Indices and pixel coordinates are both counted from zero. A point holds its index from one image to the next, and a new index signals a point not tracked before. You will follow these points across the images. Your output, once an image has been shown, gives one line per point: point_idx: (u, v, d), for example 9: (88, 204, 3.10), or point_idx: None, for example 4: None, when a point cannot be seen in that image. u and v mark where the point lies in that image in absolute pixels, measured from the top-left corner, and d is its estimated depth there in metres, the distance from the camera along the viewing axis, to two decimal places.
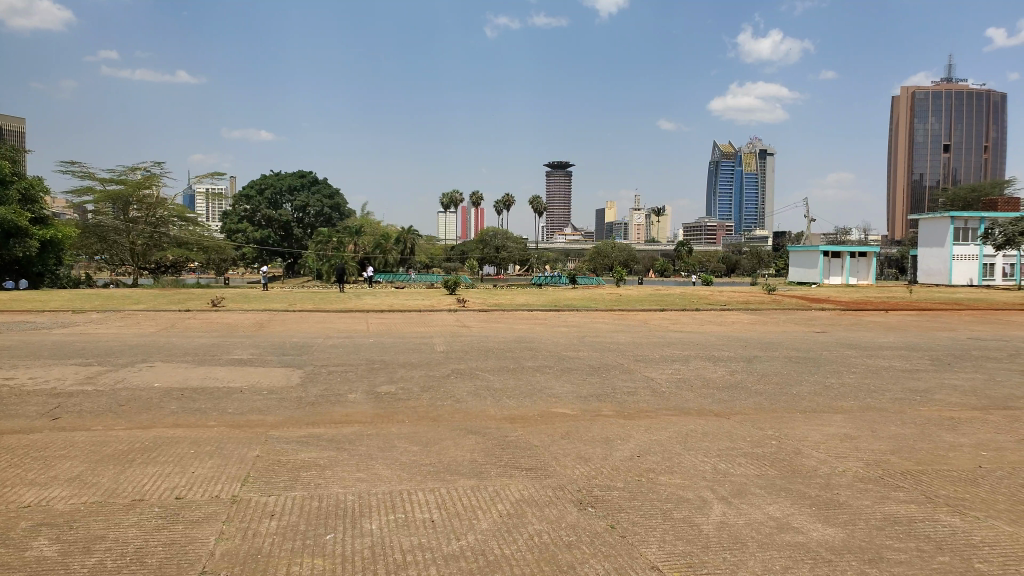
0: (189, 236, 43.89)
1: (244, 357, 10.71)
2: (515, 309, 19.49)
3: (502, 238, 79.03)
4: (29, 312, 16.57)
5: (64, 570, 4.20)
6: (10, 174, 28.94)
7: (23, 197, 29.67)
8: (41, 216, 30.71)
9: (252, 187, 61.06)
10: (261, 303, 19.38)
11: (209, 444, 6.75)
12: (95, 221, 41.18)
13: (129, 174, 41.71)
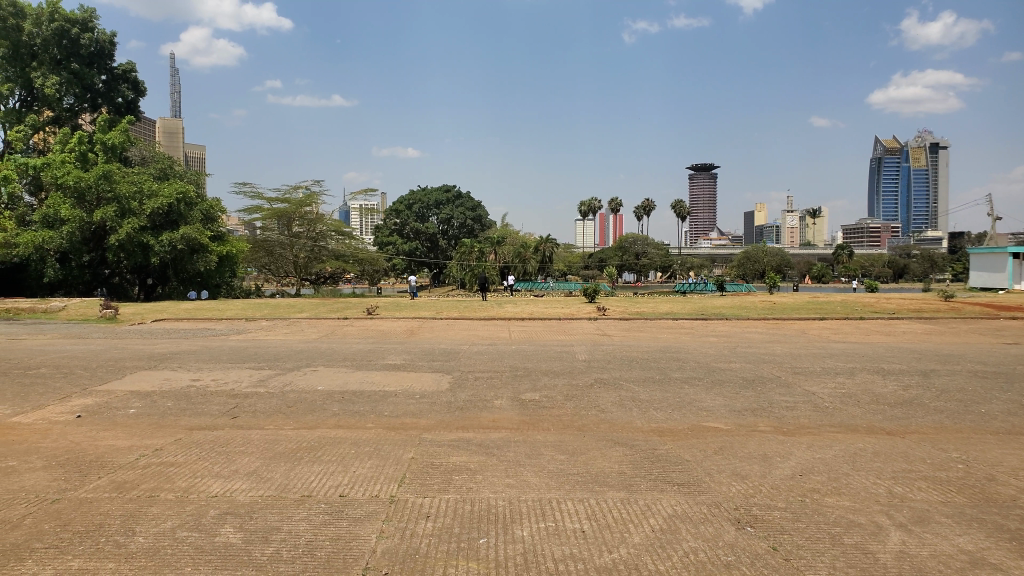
0: (345, 249, 46.61)
1: (397, 362, 11.12)
2: (660, 318, 19.12)
3: (643, 244, 78.22)
4: (210, 319, 18.11)
5: (246, 557, 4.74)
6: (195, 196, 31.73)
7: (205, 217, 32.41)
8: (221, 234, 33.38)
9: (401, 202, 64.09)
10: (411, 311, 20.14)
11: (368, 445, 7.05)
12: (263, 235, 44.33)
13: (293, 193, 44.45)
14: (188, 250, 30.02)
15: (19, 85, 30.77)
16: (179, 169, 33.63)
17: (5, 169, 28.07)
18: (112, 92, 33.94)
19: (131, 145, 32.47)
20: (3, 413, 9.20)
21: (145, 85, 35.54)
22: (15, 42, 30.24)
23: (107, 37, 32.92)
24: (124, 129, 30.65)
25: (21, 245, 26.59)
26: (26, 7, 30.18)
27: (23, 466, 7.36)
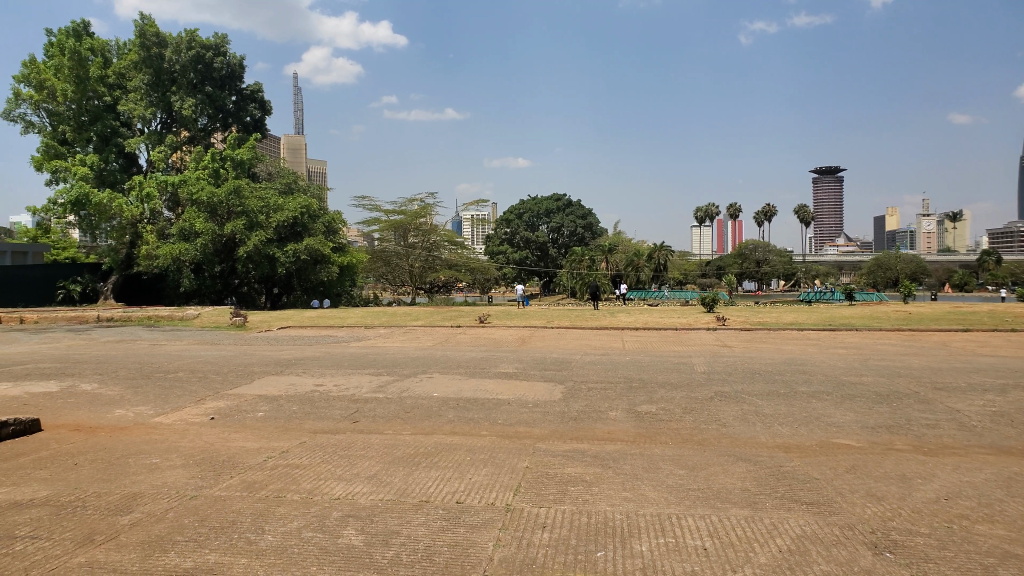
0: (458, 258, 47.50)
1: (510, 370, 11.19)
2: (782, 328, 18.42)
3: (764, 251, 74.28)
4: (332, 326, 18.94)
5: (368, 559, 4.87)
6: (318, 209, 33.27)
7: (327, 229, 33.91)
8: (340, 244, 34.87)
9: (512, 212, 64.84)
10: (523, 320, 20.31)
11: (484, 452, 7.12)
12: (380, 246, 45.96)
13: (408, 205, 45.88)
14: (311, 261, 31.48)
15: (160, 108, 33.18)
16: (302, 183, 35.36)
17: (147, 187, 30.24)
18: (241, 112, 36.09)
19: (259, 162, 34.39)
20: (146, 413, 9.93)
21: (270, 104, 37.52)
22: (158, 68, 32.75)
23: (237, 60, 35.03)
24: (252, 146, 32.53)
25: (161, 257, 28.66)
26: (167, 35, 32.62)
27: (165, 463, 7.91)
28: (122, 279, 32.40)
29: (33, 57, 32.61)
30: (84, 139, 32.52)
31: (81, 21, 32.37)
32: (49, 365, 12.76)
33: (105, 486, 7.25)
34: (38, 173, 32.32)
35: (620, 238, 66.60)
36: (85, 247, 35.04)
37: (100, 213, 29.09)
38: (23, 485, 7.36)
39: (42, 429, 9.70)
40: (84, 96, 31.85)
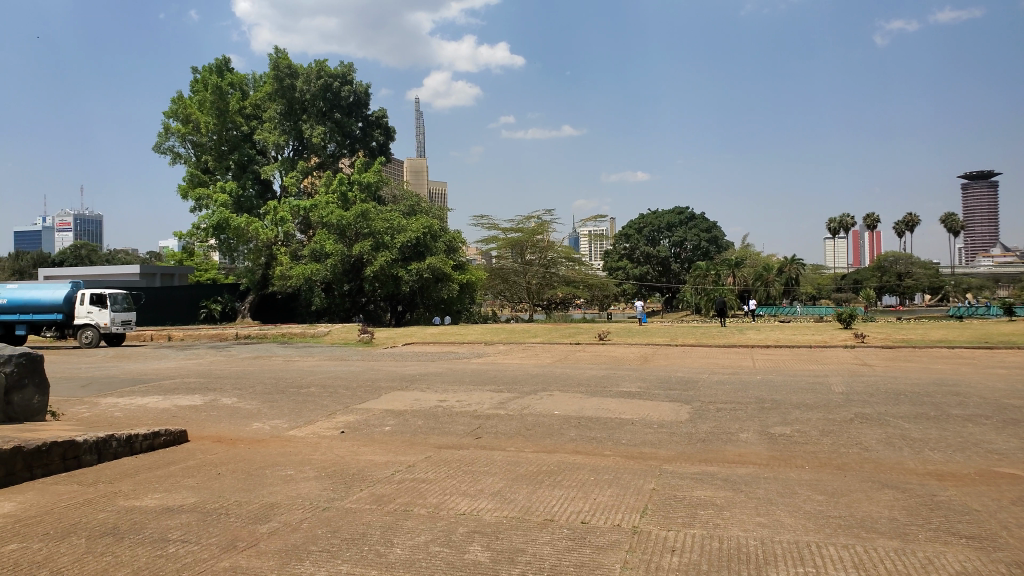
0: (575, 275, 47.46)
1: (632, 390, 10.98)
2: (929, 346, 17.20)
3: (904, 263, 70.37)
4: (453, 343, 19.32)
5: None
6: (439, 229, 33.98)
7: (448, 247, 34.57)
8: (461, 263, 35.47)
9: (632, 226, 64.38)
10: (645, 337, 19.99)
11: (608, 472, 7.03)
12: (498, 264, 46.62)
13: (525, 222, 46.22)
14: (433, 279, 32.21)
15: (292, 136, 35.12)
16: (424, 205, 36.34)
17: (282, 211, 32.07)
18: (367, 137, 37.51)
19: (384, 185, 35.69)
20: (282, 427, 10.44)
21: (394, 129, 38.81)
22: (290, 98, 34.75)
23: (363, 88, 36.41)
24: (377, 170, 33.80)
25: (295, 277, 30.40)
26: (298, 67, 34.59)
27: (299, 475, 8.28)
28: (258, 298, 34.67)
29: (180, 93, 35.41)
30: (224, 167, 34.88)
31: (222, 58, 34.86)
32: (193, 380, 13.66)
33: (246, 495, 7.67)
34: (185, 200, 35.00)
35: (746, 252, 64.41)
36: (225, 268, 37.63)
37: (238, 236, 31.17)
38: (173, 491, 7.90)
39: (188, 440, 10.42)
40: (225, 127, 34.22)
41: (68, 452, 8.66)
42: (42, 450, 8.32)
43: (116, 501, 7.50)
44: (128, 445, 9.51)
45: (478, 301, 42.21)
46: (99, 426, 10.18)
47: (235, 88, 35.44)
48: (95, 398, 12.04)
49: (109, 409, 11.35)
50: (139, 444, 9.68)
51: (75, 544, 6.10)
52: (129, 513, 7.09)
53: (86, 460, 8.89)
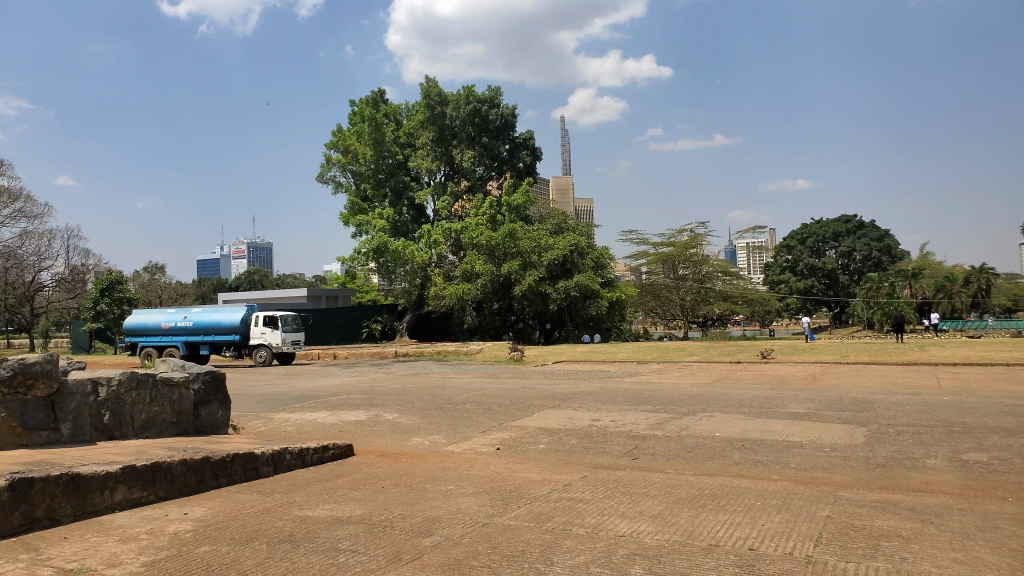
0: (734, 289, 45.55)
1: (800, 411, 10.42)
2: None
3: None
4: (607, 361, 19.17)
5: None
6: (587, 246, 33.67)
7: (595, 265, 34.15)
8: (610, 279, 35.04)
9: (794, 237, 61.61)
10: (811, 355, 18.96)
11: (776, 498, 6.69)
12: (649, 280, 46.04)
13: (677, 236, 45.38)
14: (581, 296, 32.15)
15: (443, 161, 36.59)
16: (571, 223, 36.42)
17: (434, 234, 33.42)
18: (514, 159, 38.11)
19: (531, 205, 36.21)
20: (440, 442, 10.75)
21: (540, 149, 39.21)
22: (441, 125, 36.21)
23: (510, 111, 37.12)
24: (525, 191, 34.34)
25: (447, 297, 31.75)
26: (448, 94, 35.98)
27: (458, 490, 8.47)
28: (415, 318, 36.13)
29: (340, 126, 37.86)
30: (381, 194, 36.87)
31: (378, 91, 37.06)
32: (357, 396, 14.37)
33: (409, 509, 7.93)
34: (346, 226, 37.19)
35: (925, 261, 59.66)
36: (383, 290, 39.63)
37: (396, 259, 32.72)
38: (342, 503, 8.31)
39: (354, 454, 10.96)
40: (381, 156, 36.30)
41: (249, 463, 9.34)
42: (226, 461, 9.04)
43: (292, 511, 7.98)
44: (300, 458, 10.13)
45: (628, 318, 41.75)
46: (274, 440, 10.92)
47: (389, 119, 37.51)
48: (271, 413, 12.94)
49: (283, 423, 12.16)
50: (310, 457, 10.28)
51: (257, 549, 6.55)
52: (304, 522, 7.52)
53: (264, 471, 9.56)
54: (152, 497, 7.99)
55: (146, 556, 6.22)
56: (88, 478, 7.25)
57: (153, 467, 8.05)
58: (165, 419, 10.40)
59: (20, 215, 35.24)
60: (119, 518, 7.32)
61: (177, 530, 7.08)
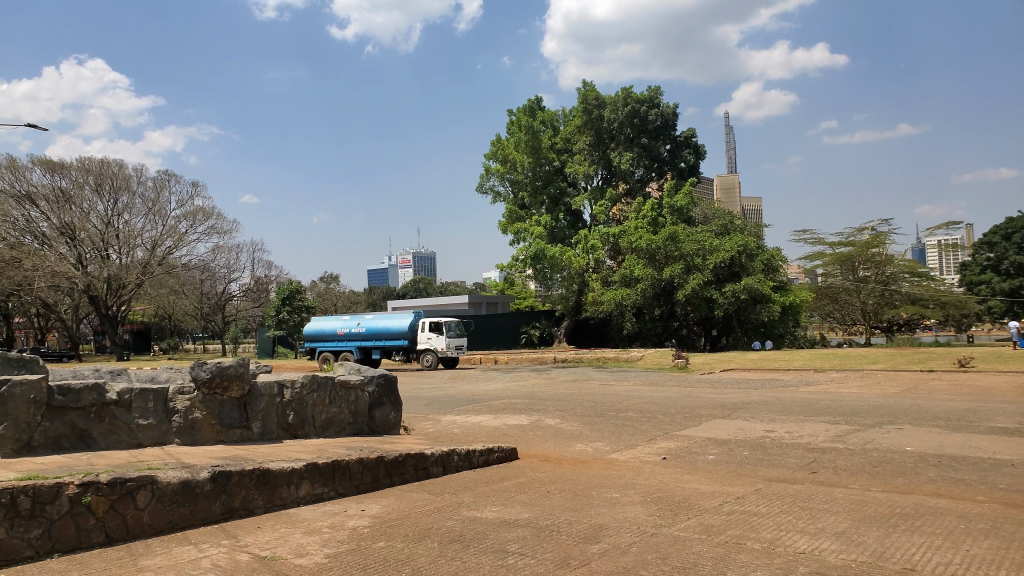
0: (922, 292, 41.01)
1: (1008, 426, 9.39)
2: None
3: None
4: (779, 370, 18.26)
5: None
6: (755, 246, 31.72)
7: (765, 267, 31.70)
8: (782, 283, 32.46)
9: (997, 232, 55.10)
10: (1020, 365, 17.02)
11: (983, 523, 6.06)
12: (826, 282, 43.88)
13: (857, 235, 43.10)
14: (750, 301, 30.56)
15: (601, 164, 36.53)
16: (737, 223, 34.92)
17: (592, 239, 33.45)
18: (676, 159, 37.31)
19: (694, 206, 35.23)
20: (604, 449, 10.69)
21: (704, 147, 38.05)
22: (598, 129, 36.19)
23: (670, 110, 36.42)
24: (688, 192, 33.43)
25: (605, 303, 31.83)
26: (605, 97, 35.99)
27: (625, 499, 8.36)
28: (573, 323, 36.20)
29: (499, 136, 38.91)
30: (538, 201, 37.69)
31: (534, 99, 37.78)
32: (519, 401, 14.59)
33: (575, 515, 7.92)
34: (505, 234, 38.08)
35: None
36: (541, 296, 40.23)
37: (553, 265, 33.25)
38: (509, 505, 8.45)
39: (518, 458, 11.11)
40: (539, 163, 36.98)
41: (419, 463, 9.72)
42: (399, 461, 9.45)
43: (461, 511, 8.21)
44: (467, 459, 10.41)
45: (802, 323, 39.58)
46: (443, 441, 11.31)
47: (547, 125, 38.03)
48: (438, 415, 13.44)
49: (449, 425, 12.57)
50: (477, 459, 10.54)
51: (430, 547, 6.78)
52: (473, 523, 7.71)
53: (434, 472, 9.91)
54: (332, 493, 8.49)
55: (330, 548, 6.61)
56: (277, 473, 7.82)
57: (333, 465, 8.56)
58: (343, 419, 11.04)
59: (212, 232, 38.88)
60: (304, 511, 7.84)
61: (356, 525, 7.47)
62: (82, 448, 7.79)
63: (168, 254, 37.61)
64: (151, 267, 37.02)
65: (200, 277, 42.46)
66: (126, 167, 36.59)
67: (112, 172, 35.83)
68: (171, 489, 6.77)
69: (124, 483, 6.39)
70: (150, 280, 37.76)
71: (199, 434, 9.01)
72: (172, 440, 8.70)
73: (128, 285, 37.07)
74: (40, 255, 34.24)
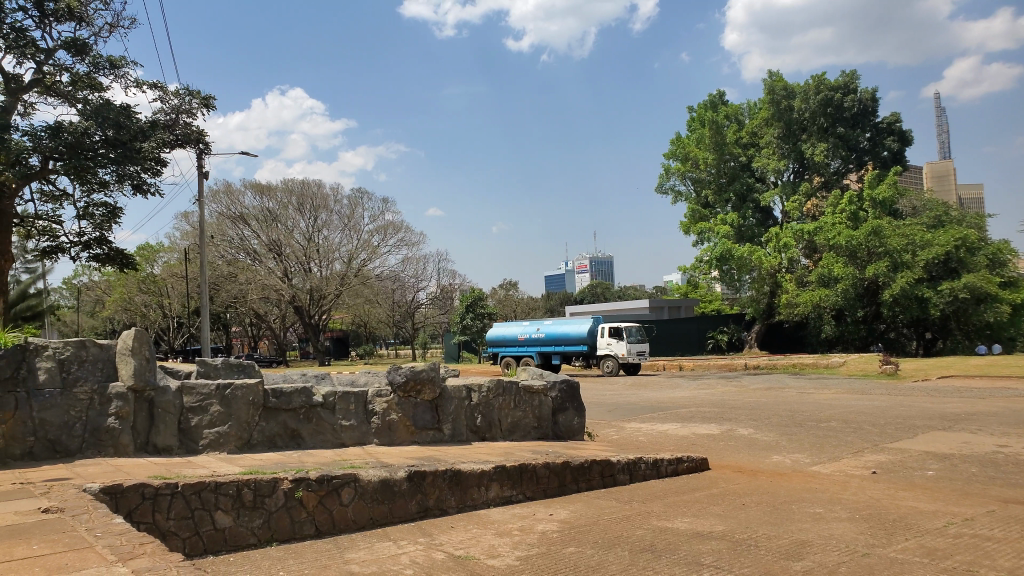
0: None
1: None
2: None
3: None
4: (1009, 377, 16.31)
5: None
6: (977, 240, 28.87)
7: (990, 262, 28.72)
8: (1013, 279, 29.07)
9: None
10: None
11: None
12: None
13: None
14: (972, 300, 27.57)
15: (792, 158, 34.72)
16: (953, 214, 31.65)
17: (784, 237, 31.88)
18: (878, 147, 34.66)
19: (901, 197, 32.63)
20: (804, 462, 10.05)
21: (910, 133, 35.00)
22: (788, 120, 34.41)
23: (869, 95, 34.02)
24: (893, 181, 30.90)
25: (801, 305, 30.49)
26: (795, 87, 34.22)
27: (830, 514, 7.78)
28: (765, 328, 34.68)
29: (679, 134, 38.23)
30: (724, 199, 36.37)
31: (717, 93, 36.90)
32: (708, 409, 14.09)
33: (774, 529, 7.46)
34: (687, 235, 37.15)
35: None
36: (728, 298, 38.86)
37: (742, 266, 32.18)
38: (701, 516, 8.12)
39: (709, 468, 10.68)
40: (723, 159, 35.83)
41: (605, 470, 9.61)
42: (586, 467, 9.40)
43: (651, 521, 8.01)
44: (655, 468, 10.17)
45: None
46: (629, 449, 11.12)
47: (731, 120, 36.85)
48: (623, 422, 13.27)
49: (634, 433, 12.37)
50: (665, 468, 10.26)
51: (622, 555, 6.66)
52: (664, 533, 7.48)
53: (621, 479, 9.76)
54: (520, 496, 8.61)
55: (521, 551, 6.67)
56: (468, 475, 8.02)
57: (522, 468, 8.66)
58: (528, 424, 11.18)
59: (402, 244, 41.11)
60: (494, 514, 7.99)
61: (545, 530, 7.49)
62: (293, 446, 8.43)
63: (363, 266, 40.13)
64: (348, 278, 39.53)
65: (391, 287, 45.06)
66: (325, 187, 39.66)
67: (313, 192, 39.00)
68: (372, 487, 7.13)
69: (331, 480, 6.83)
70: (347, 292, 40.23)
71: (396, 435, 9.46)
72: (371, 440, 9.20)
73: (328, 295, 39.79)
74: (253, 270, 37.94)
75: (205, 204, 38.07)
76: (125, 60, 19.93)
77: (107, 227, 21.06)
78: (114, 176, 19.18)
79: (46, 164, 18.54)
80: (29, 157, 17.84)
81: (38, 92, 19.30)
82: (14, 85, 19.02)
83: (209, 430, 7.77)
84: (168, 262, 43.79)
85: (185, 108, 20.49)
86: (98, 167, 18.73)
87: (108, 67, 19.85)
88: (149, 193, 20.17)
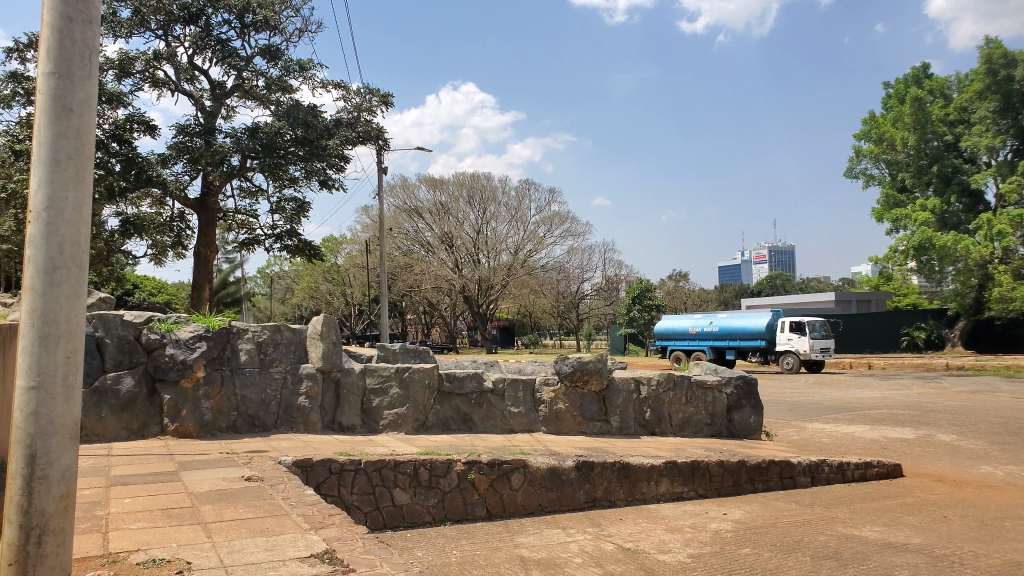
0: None
1: None
2: None
3: None
4: None
5: None
6: None
7: None
8: None
9: None
10: None
11: None
12: None
13: None
14: None
15: (1011, 134, 30.93)
16: None
17: (998, 224, 28.72)
18: None
19: None
20: (1019, 475, 8.99)
21: None
22: (1006, 91, 30.89)
23: None
24: None
25: (1017, 300, 27.38)
26: (1018, 54, 30.69)
27: None
28: (971, 325, 31.90)
29: (872, 114, 35.70)
30: (924, 182, 33.52)
31: (920, 66, 34.00)
32: (902, 412, 12.95)
33: (982, 547, 6.69)
34: (879, 223, 34.40)
35: None
36: (928, 291, 35.71)
37: (945, 256, 29.59)
38: (895, 527, 7.46)
39: (903, 475, 9.77)
40: (925, 139, 33.07)
41: (784, 471, 9.09)
42: (763, 467, 8.94)
43: (836, 527, 7.46)
44: (840, 472, 9.50)
45: None
46: (811, 451, 10.43)
47: (935, 95, 33.76)
48: (803, 422, 12.49)
49: (816, 434, 11.60)
50: (850, 473, 9.54)
51: (802, 560, 6.23)
52: (851, 541, 6.94)
53: (801, 481, 9.21)
54: (692, 493, 8.33)
55: (693, 548, 6.44)
56: (637, 468, 7.88)
57: (693, 465, 8.36)
58: (700, 420, 10.79)
59: (568, 235, 41.26)
60: (664, 509, 7.78)
61: (719, 529, 7.18)
62: (465, 430, 8.68)
63: (530, 256, 40.66)
64: (515, 269, 40.22)
65: (556, 277, 45.45)
66: (494, 180, 40.47)
67: (482, 185, 39.94)
68: (541, 474, 7.17)
69: (501, 465, 6.95)
70: (514, 282, 41.05)
71: (563, 425, 9.46)
72: (539, 428, 9.28)
73: (496, 285, 40.72)
74: (426, 262, 39.77)
75: (385, 198, 40.44)
76: (313, 63, 21.39)
77: (297, 221, 22.76)
78: (303, 172, 20.73)
79: (245, 163, 20.36)
80: (231, 157, 19.60)
81: (238, 96, 21.23)
82: (219, 91, 21.02)
83: (389, 411, 8.14)
84: (350, 252, 46.82)
85: (366, 106, 21.64)
86: (289, 164, 20.40)
87: (298, 70, 21.41)
88: (333, 188, 21.58)
